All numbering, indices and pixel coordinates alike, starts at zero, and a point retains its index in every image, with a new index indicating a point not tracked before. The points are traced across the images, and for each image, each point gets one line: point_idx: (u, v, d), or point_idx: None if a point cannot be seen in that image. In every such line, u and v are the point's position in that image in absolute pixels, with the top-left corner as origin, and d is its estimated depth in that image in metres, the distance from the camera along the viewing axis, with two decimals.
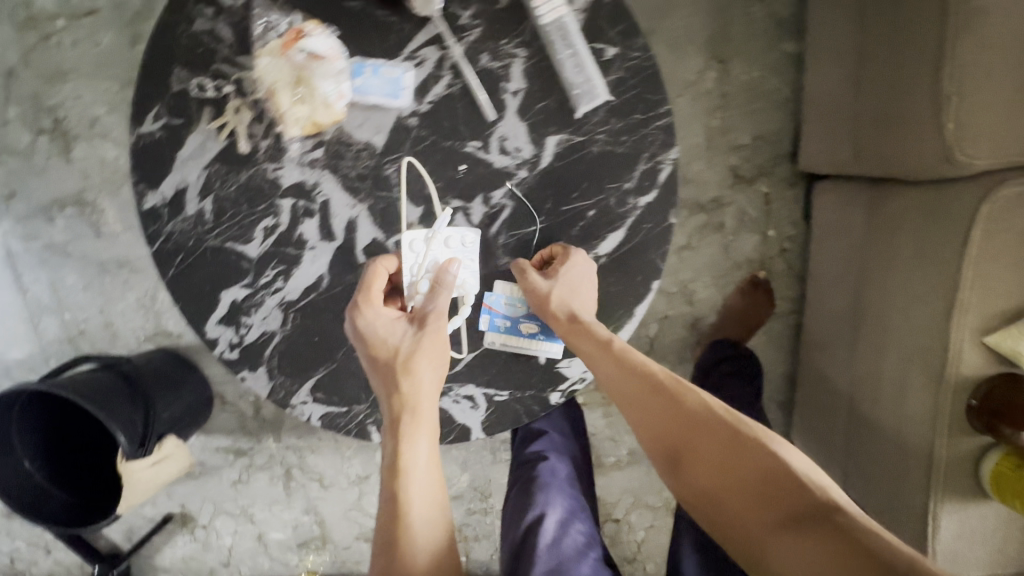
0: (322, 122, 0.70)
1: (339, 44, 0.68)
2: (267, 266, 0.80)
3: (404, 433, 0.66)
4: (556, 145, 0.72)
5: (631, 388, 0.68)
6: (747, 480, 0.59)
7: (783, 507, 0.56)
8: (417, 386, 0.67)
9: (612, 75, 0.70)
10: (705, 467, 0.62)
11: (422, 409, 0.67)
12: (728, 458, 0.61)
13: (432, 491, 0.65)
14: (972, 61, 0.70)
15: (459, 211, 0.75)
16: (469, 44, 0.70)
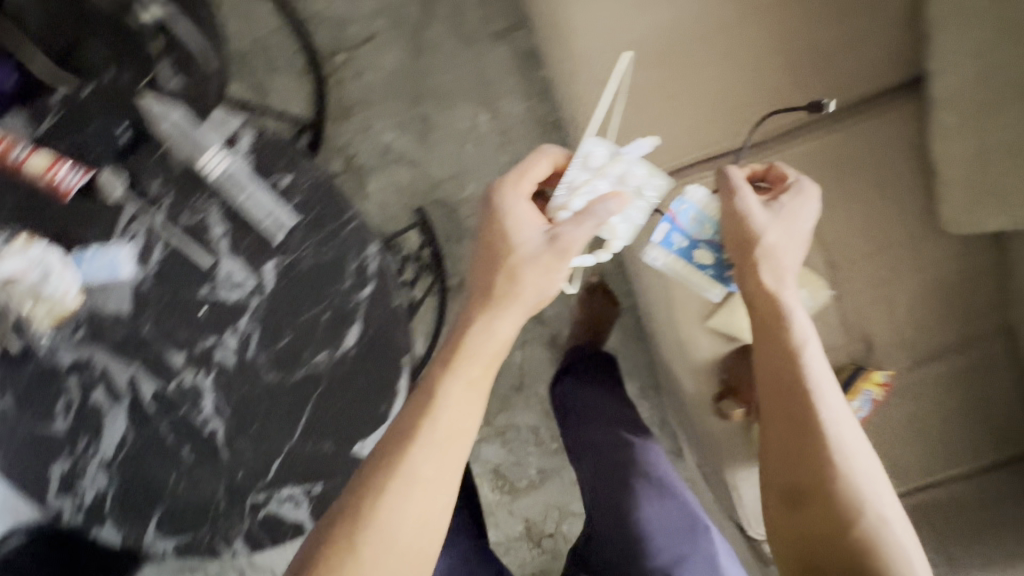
0: (65, 312, 0.79)
1: (44, 247, 0.76)
2: (77, 437, 0.88)
3: (459, 367, 0.72)
4: (272, 270, 0.80)
5: (792, 403, 0.70)
6: (804, 446, 0.69)
7: (817, 479, 0.68)
8: (476, 326, 0.73)
9: (292, 200, 0.77)
10: (776, 429, 0.71)
11: (494, 322, 0.73)
12: (798, 423, 0.70)
13: (444, 471, 0.69)
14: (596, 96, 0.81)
15: (216, 346, 0.84)
16: (167, 209, 0.78)
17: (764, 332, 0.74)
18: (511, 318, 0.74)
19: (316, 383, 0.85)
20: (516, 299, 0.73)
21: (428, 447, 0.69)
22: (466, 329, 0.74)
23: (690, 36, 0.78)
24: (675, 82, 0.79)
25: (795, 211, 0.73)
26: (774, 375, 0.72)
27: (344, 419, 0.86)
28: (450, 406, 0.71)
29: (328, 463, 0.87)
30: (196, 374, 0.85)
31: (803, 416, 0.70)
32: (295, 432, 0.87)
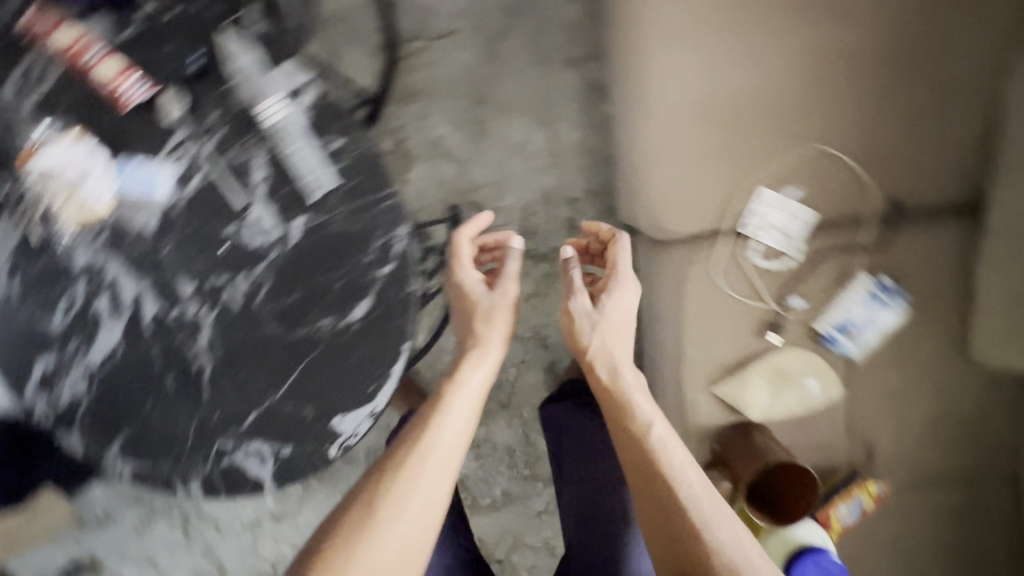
0: (92, 213, 0.82)
1: (99, 152, 0.80)
2: (71, 338, 0.88)
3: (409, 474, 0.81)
4: (300, 226, 0.80)
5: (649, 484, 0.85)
6: (672, 520, 0.81)
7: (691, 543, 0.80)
8: (411, 459, 0.82)
9: (340, 164, 0.79)
10: (654, 504, 0.84)
11: (427, 455, 0.82)
12: (665, 504, 0.83)
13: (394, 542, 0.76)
14: (655, 133, 0.98)
15: (227, 285, 0.84)
16: (216, 142, 0.79)
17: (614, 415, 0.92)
18: (454, 441, 0.85)
19: (313, 348, 0.85)
20: (444, 430, 0.85)
21: (384, 516, 0.77)
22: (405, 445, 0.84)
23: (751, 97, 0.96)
24: (724, 134, 0.97)
25: (618, 293, 0.97)
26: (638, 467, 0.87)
27: (331, 390, 0.86)
28: (387, 510, 0.78)
29: (303, 428, 0.88)
30: (198, 307, 0.85)
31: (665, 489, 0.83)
32: (278, 390, 0.87)
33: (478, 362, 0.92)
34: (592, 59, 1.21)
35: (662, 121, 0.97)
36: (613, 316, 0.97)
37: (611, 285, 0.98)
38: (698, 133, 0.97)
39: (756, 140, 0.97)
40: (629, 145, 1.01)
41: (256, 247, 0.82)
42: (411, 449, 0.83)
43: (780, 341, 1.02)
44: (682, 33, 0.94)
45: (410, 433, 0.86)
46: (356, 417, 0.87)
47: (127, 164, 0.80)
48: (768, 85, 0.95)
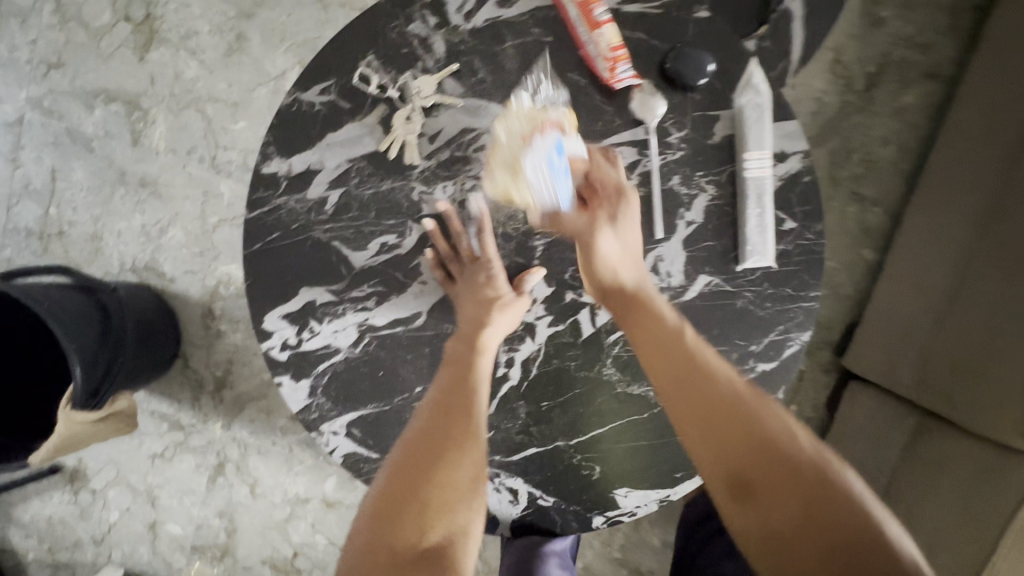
0: (513, 198, 0.67)
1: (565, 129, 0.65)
2: (364, 282, 0.72)
3: (453, 452, 0.61)
4: (705, 284, 0.71)
5: (667, 351, 0.63)
6: (739, 444, 0.58)
7: (792, 493, 0.56)
8: (449, 417, 0.63)
9: (781, 245, 0.71)
10: (685, 394, 0.61)
11: (473, 413, 0.64)
12: (744, 434, 0.59)
13: (454, 520, 0.59)
14: None
15: (587, 307, 0.73)
16: (667, 163, 0.69)
17: (661, 368, 0.63)
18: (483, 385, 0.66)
19: (643, 410, 0.75)
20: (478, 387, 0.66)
21: (438, 490, 0.59)
22: (441, 414, 0.63)
23: None
24: None
25: (627, 224, 0.68)
26: (735, 460, 0.58)
27: (634, 457, 0.75)
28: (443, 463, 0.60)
29: (584, 485, 0.76)
30: (539, 315, 0.73)
31: (756, 457, 0.58)
32: (574, 437, 0.75)
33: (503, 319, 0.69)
34: (877, 203, 1.20)
35: None
36: (627, 212, 0.68)
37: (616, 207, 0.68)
38: None
39: None
40: None
41: None
42: (455, 414, 0.63)
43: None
44: None
45: (446, 398, 0.64)
46: (642, 496, 0.76)
47: (563, 147, 0.65)
48: None
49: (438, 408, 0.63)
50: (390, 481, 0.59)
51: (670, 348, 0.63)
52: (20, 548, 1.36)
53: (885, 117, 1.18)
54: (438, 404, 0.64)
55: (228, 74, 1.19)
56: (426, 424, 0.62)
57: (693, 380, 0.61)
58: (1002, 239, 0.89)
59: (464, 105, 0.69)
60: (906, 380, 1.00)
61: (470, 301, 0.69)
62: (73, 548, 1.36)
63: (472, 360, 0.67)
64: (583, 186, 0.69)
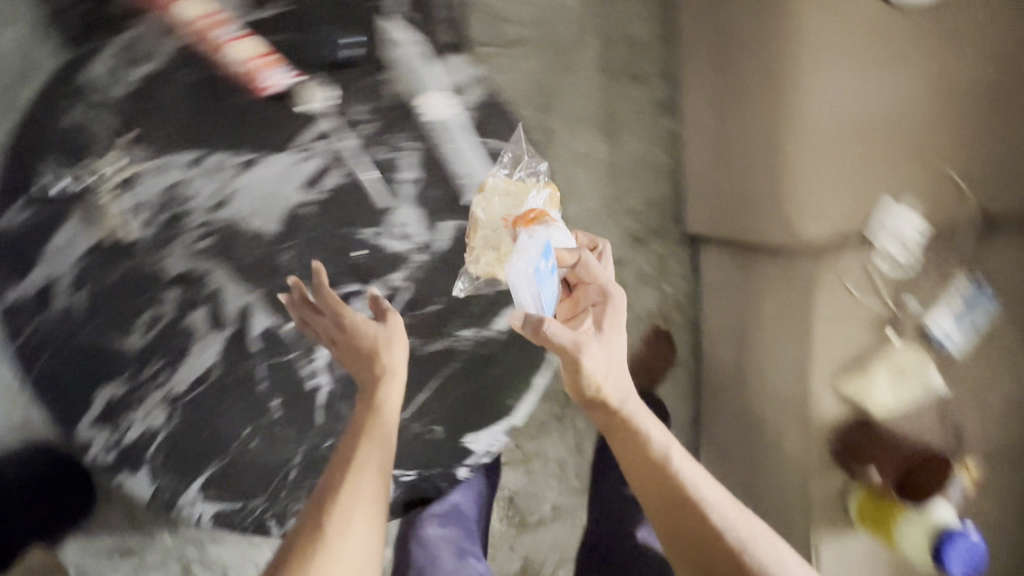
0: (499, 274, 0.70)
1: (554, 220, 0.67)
2: (149, 360, 0.75)
3: (347, 510, 0.60)
4: (450, 228, 0.76)
5: (623, 436, 0.71)
6: (677, 511, 0.68)
7: (719, 556, 0.66)
8: (342, 482, 0.62)
9: (499, 165, 0.74)
10: (637, 470, 0.70)
11: (368, 467, 0.64)
12: (679, 505, 0.68)
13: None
14: (809, 112, 0.83)
15: (357, 294, 0.76)
16: (361, 137, 0.72)
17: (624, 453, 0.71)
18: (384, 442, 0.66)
19: (453, 361, 0.79)
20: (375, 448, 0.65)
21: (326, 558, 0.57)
22: (337, 476, 0.63)
23: (848, 113, 0.83)
24: (870, 150, 0.84)
25: (614, 333, 0.69)
26: (677, 524, 0.68)
27: (468, 405, 0.81)
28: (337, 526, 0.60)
29: (435, 448, 0.81)
30: None
31: (689, 519, 0.67)
32: (406, 411, 0.80)
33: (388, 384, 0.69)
34: None
35: (811, 91, 0.83)
36: (613, 320, 0.69)
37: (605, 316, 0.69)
38: (825, 137, 0.83)
39: (857, 167, 0.84)
40: (774, 119, 0.86)
41: (392, 251, 0.75)
42: (347, 470, 0.64)
43: (915, 306, 0.85)
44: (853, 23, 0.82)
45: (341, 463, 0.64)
46: (490, 435, 0.82)
47: (552, 248, 0.65)
48: (851, 105, 0.83)
49: (336, 475, 0.63)
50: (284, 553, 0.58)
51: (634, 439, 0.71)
52: None
53: None
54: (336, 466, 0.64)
55: None
56: (336, 483, 0.62)
57: (649, 464, 0.70)
58: (726, 83, 0.94)
59: (155, 164, 0.71)
60: (715, 231, 1.07)
61: (339, 349, 0.72)
62: None
63: (374, 419, 0.67)
64: (570, 276, 0.73)
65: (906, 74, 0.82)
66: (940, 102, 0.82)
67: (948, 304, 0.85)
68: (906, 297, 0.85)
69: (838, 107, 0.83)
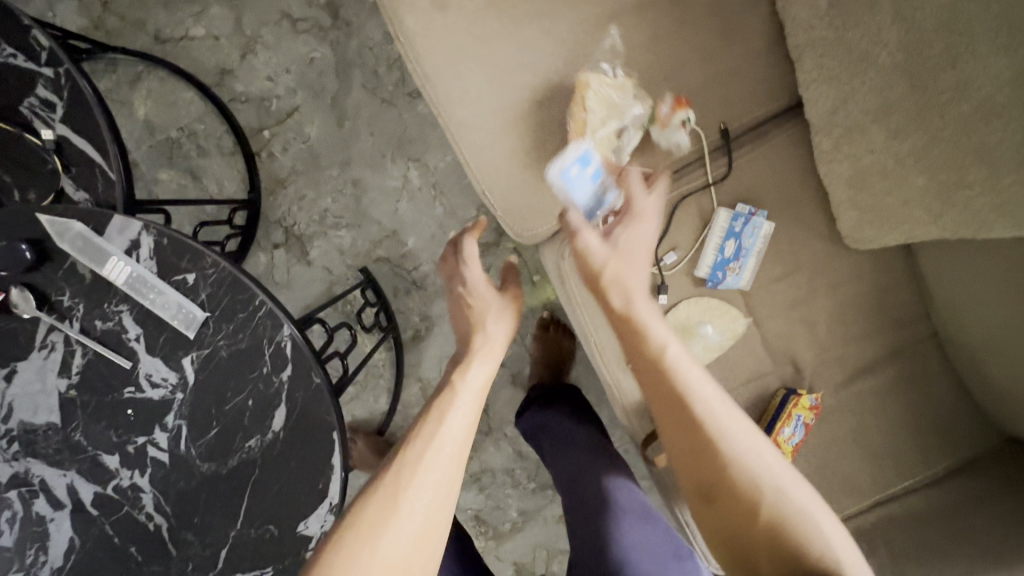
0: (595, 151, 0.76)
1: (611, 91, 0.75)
2: (26, 548, 0.88)
3: (402, 511, 0.71)
4: (192, 363, 0.81)
5: (635, 350, 0.69)
6: (681, 430, 0.65)
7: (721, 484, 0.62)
8: (418, 466, 0.75)
9: (202, 294, 0.79)
10: (648, 374, 0.68)
11: (444, 453, 0.76)
12: (683, 422, 0.65)
13: (421, 548, 0.71)
14: (468, 125, 0.77)
15: (148, 444, 0.84)
16: (80, 320, 0.80)
17: (637, 360, 0.69)
18: (445, 458, 0.76)
19: (254, 467, 0.85)
20: (446, 441, 0.77)
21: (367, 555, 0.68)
22: (391, 483, 0.74)
23: (510, 107, 0.76)
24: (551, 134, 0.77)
25: (632, 236, 0.73)
26: (680, 438, 0.66)
27: (285, 497, 0.86)
28: (386, 531, 0.70)
29: (278, 541, 0.87)
30: (132, 473, 0.85)
31: (691, 437, 0.65)
32: (238, 520, 0.87)
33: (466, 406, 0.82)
34: None
35: (461, 103, 0.76)
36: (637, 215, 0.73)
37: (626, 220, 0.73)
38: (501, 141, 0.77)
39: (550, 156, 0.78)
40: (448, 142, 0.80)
41: (155, 400, 0.82)
42: (406, 461, 0.75)
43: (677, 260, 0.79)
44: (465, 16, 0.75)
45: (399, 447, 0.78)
46: (318, 517, 0.86)
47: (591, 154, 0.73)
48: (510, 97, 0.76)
49: (402, 466, 0.75)
50: (344, 537, 0.69)
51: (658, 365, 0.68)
52: None
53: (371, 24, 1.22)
54: (395, 468, 0.75)
55: None
56: (386, 487, 0.73)
57: (671, 394, 0.66)
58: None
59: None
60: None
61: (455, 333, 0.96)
62: None
63: (442, 424, 0.79)
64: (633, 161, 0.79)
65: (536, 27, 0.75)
66: (583, 46, 0.76)
67: (710, 245, 0.77)
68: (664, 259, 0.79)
69: (483, 94, 0.76)
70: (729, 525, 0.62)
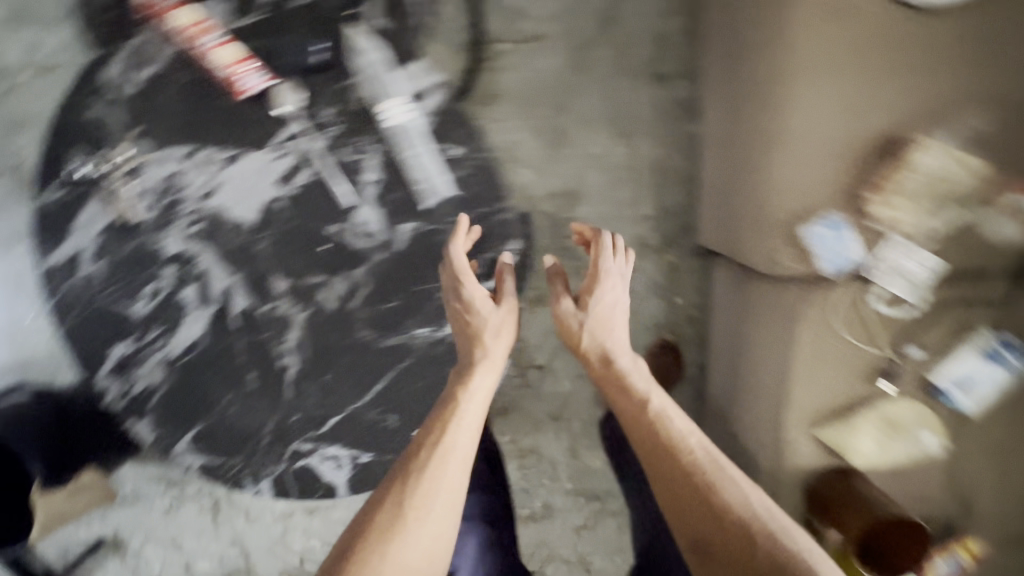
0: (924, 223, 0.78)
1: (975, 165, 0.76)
2: (151, 326, 0.86)
3: (431, 514, 0.64)
4: (410, 231, 0.80)
5: (633, 420, 0.74)
6: (682, 494, 0.69)
7: (731, 546, 0.66)
8: (427, 467, 0.66)
9: (457, 172, 0.79)
10: (645, 439, 0.73)
11: (450, 464, 0.67)
12: (685, 482, 0.70)
13: (434, 555, 0.63)
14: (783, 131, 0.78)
15: (323, 286, 0.82)
16: (331, 138, 0.77)
17: (637, 424, 0.74)
18: (467, 435, 0.70)
19: (407, 356, 0.82)
20: (461, 429, 0.70)
21: (393, 546, 0.61)
22: (401, 467, 0.68)
23: (828, 136, 0.78)
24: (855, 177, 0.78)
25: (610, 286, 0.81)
26: (681, 503, 0.69)
27: (420, 397, 0.84)
28: (416, 517, 0.63)
29: (390, 434, 0.85)
30: (290, 305, 0.83)
31: (697, 497, 0.69)
32: (365, 397, 0.84)
33: (486, 370, 0.74)
34: None
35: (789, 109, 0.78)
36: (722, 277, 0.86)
37: (596, 285, 0.81)
38: (805, 160, 0.78)
39: (836, 198, 0.78)
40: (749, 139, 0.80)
41: (354, 246, 0.79)
42: (416, 459, 0.67)
43: (894, 390, 0.78)
44: (836, 37, 0.77)
45: (418, 442, 0.69)
46: None
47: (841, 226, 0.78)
48: (834, 129, 0.77)
49: (415, 454, 0.68)
50: (365, 518, 0.65)
51: (672, 453, 0.71)
52: None
53: None
54: (417, 451, 0.68)
55: None
56: (390, 498, 0.65)
57: (664, 454, 0.71)
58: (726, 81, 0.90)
59: (156, 155, 0.80)
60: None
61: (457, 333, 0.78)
62: None
63: (461, 395, 0.73)
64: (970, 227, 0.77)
65: (913, 82, 0.76)
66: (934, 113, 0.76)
67: (963, 358, 0.77)
68: (879, 380, 0.78)
69: (822, 109, 0.77)
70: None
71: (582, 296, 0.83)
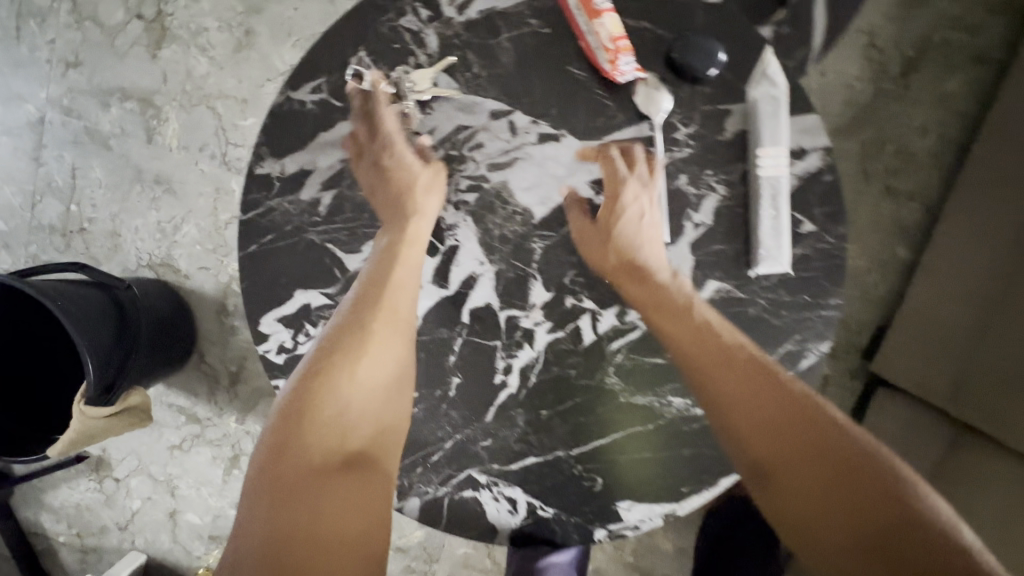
0: None
1: None
2: None
3: (350, 382, 0.57)
4: (715, 290, 0.66)
5: (698, 343, 0.61)
6: (763, 417, 0.57)
7: (809, 472, 0.54)
8: (365, 342, 0.60)
9: (798, 249, 0.66)
10: (711, 366, 0.61)
11: (395, 333, 0.61)
12: (757, 399, 0.58)
13: (381, 408, 0.59)
14: None
15: (588, 314, 0.69)
16: (673, 161, 0.65)
17: (689, 334, 0.62)
18: (404, 298, 0.63)
19: (649, 421, 0.72)
20: (397, 287, 0.63)
21: (353, 402, 0.57)
22: (359, 312, 0.61)
23: None
24: None
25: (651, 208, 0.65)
26: (746, 424, 0.58)
27: (637, 467, 0.72)
28: (349, 386, 0.57)
29: (587, 496, 0.73)
30: (539, 321, 0.70)
31: (755, 417, 0.57)
32: (576, 447, 0.72)
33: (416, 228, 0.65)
34: (914, 198, 1.11)
35: None
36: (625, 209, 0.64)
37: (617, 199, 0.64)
38: None
39: None
40: None
41: None
42: (380, 312, 0.61)
43: None
44: None
45: (368, 288, 0.62)
46: (646, 510, 0.72)
47: None
48: None
49: (355, 324, 0.61)
50: (310, 386, 0.57)
51: (732, 358, 0.61)
52: (51, 532, 1.41)
53: (926, 102, 1.09)
54: (338, 335, 0.60)
55: (238, 70, 1.18)
56: (320, 370, 0.58)
57: (725, 365, 0.60)
58: None
59: (459, 100, 0.66)
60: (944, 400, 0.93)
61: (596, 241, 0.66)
62: (99, 533, 1.40)
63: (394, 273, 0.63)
64: None
65: None
66: None
67: None
68: None
69: None
70: (804, 510, 0.54)
71: (606, 211, 0.65)
